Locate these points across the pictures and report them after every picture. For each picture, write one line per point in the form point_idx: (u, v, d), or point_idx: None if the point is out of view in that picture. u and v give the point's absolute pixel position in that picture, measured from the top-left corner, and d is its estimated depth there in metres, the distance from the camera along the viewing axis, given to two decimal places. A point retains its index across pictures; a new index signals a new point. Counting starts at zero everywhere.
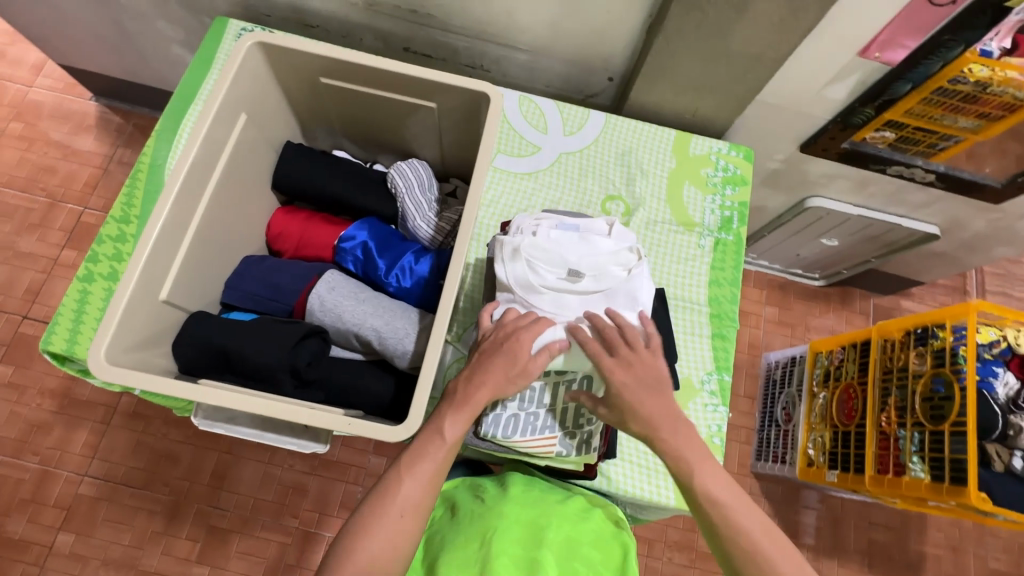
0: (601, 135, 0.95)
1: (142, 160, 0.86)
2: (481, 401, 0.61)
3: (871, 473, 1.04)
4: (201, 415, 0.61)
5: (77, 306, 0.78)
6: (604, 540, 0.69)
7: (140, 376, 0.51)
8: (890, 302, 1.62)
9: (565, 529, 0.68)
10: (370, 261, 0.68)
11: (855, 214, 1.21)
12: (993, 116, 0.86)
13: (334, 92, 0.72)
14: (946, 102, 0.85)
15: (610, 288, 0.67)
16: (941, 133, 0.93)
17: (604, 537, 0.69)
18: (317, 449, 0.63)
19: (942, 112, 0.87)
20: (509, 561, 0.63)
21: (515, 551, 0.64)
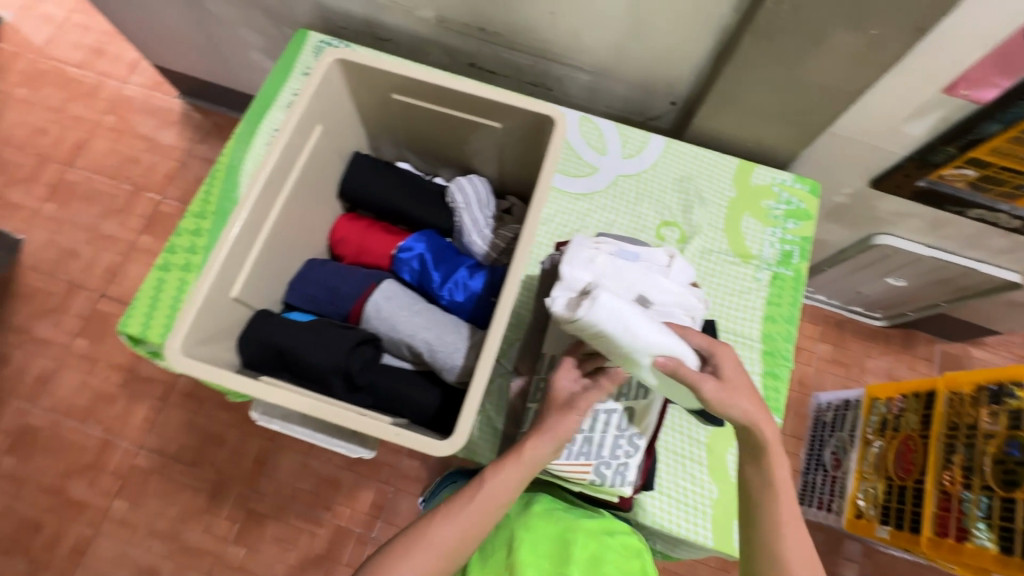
0: (660, 159, 0.94)
1: (220, 160, 0.92)
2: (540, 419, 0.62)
3: (928, 535, 0.97)
4: (260, 410, 0.64)
5: (154, 293, 0.84)
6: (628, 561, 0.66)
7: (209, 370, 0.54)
8: (959, 350, 1.51)
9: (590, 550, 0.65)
10: (425, 272, 0.70)
11: (927, 255, 1.14)
12: None
13: (404, 108, 0.75)
14: None
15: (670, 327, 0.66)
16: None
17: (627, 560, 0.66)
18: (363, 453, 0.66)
19: None
20: None
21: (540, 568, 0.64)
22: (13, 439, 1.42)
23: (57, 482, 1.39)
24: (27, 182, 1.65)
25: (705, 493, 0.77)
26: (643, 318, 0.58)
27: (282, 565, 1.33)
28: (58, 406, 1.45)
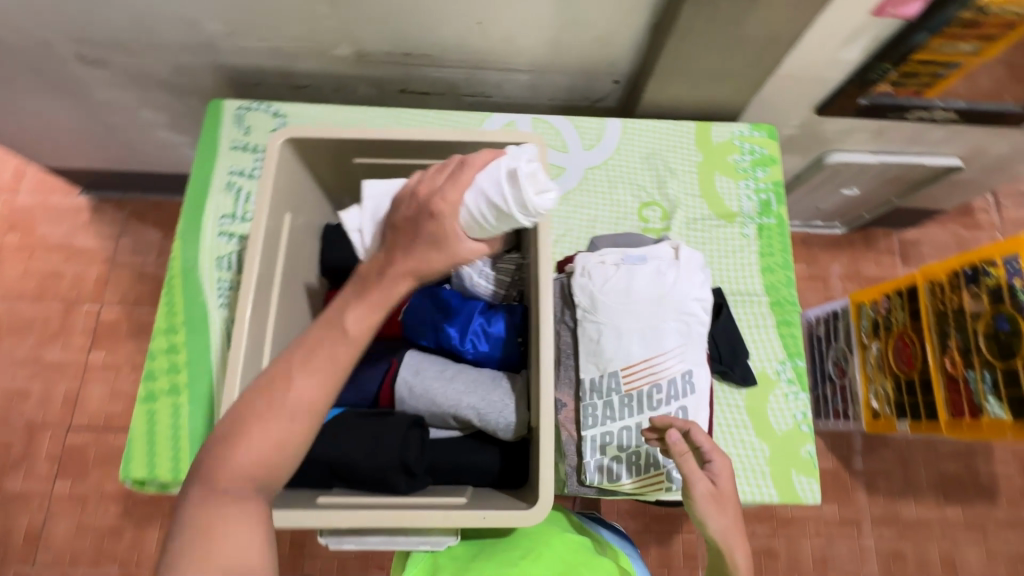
0: (622, 142, 0.94)
1: (173, 265, 0.85)
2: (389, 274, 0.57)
3: (946, 418, 1.05)
4: (329, 537, 0.57)
5: (148, 427, 0.78)
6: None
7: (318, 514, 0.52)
8: (913, 235, 1.62)
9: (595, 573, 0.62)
10: (441, 330, 0.67)
11: (875, 161, 1.20)
12: (997, 35, 0.83)
13: (367, 169, 0.71)
14: (948, 30, 0.80)
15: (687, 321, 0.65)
16: (942, 63, 0.89)
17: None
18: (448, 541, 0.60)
19: (943, 41, 0.83)
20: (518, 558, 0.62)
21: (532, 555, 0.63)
22: None
23: None
24: None
25: (759, 453, 0.79)
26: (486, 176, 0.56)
27: None
28: (61, 557, 1.34)
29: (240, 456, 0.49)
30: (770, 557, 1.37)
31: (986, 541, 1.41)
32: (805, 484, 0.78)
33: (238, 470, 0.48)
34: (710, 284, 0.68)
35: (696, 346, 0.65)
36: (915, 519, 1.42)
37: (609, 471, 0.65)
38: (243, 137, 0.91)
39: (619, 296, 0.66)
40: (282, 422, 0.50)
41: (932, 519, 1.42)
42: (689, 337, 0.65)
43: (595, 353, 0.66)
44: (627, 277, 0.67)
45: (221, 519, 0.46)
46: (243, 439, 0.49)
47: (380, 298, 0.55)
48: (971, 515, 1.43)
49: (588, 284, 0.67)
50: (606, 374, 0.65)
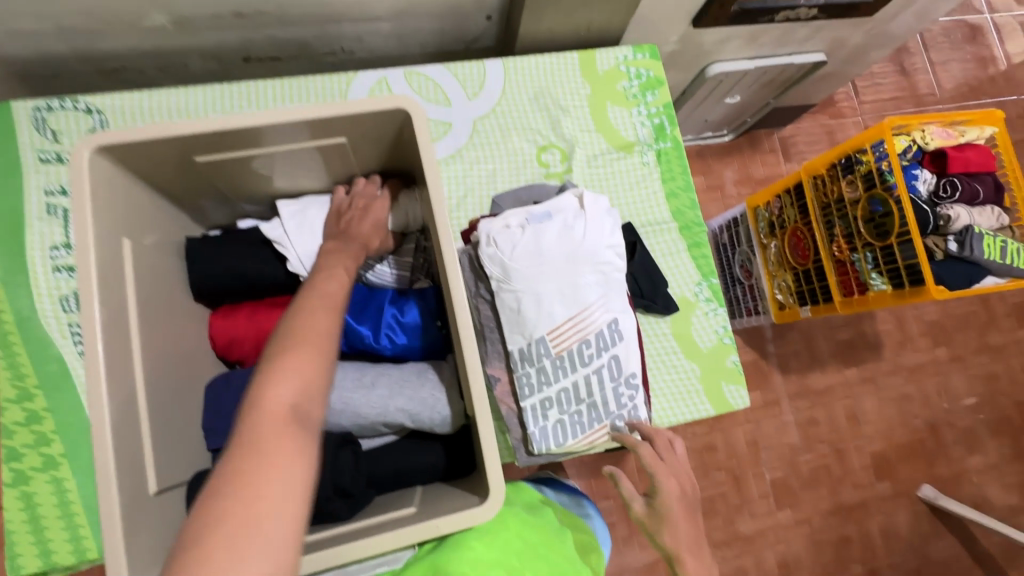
0: (507, 84, 0.87)
1: (3, 319, 0.69)
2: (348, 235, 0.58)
3: (839, 299, 1.15)
4: None
5: (27, 512, 0.66)
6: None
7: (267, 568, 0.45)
8: (791, 132, 1.72)
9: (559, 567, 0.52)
10: (350, 332, 0.60)
11: (752, 67, 1.23)
12: None
13: (216, 166, 0.59)
14: None
15: (602, 269, 0.64)
16: None
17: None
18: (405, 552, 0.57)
19: None
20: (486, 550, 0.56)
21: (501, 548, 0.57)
22: None
23: None
24: None
25: (690, 374, 0.83)
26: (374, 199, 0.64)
27: None
28: None
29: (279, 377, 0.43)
30: (712, 451, 1.50)
31: (878, 389, 1.64)
32: (734, 391, 0.83)
33: (285, 390, 0.42)
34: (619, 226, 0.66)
35: (617, 292, 0.66)
36: (824, 386, 1.61)
37: (555, 435, 0.64)
38: (53, 146, 0.73)
39: (531, 259, 0.63)
40: (313, 342, 0.45)
41: (835, 382, 1.62)
42: (608, 284, 0.65)
43: (518, 323, 0.63)
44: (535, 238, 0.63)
45: (270, 442, 0.39)
46: (281, 358, 0.43)
47: (353, 252, 0.56)
48: (865, 371, 1.64)
49: (497, 254, 0.63)
50: (534, 341, 0.63)
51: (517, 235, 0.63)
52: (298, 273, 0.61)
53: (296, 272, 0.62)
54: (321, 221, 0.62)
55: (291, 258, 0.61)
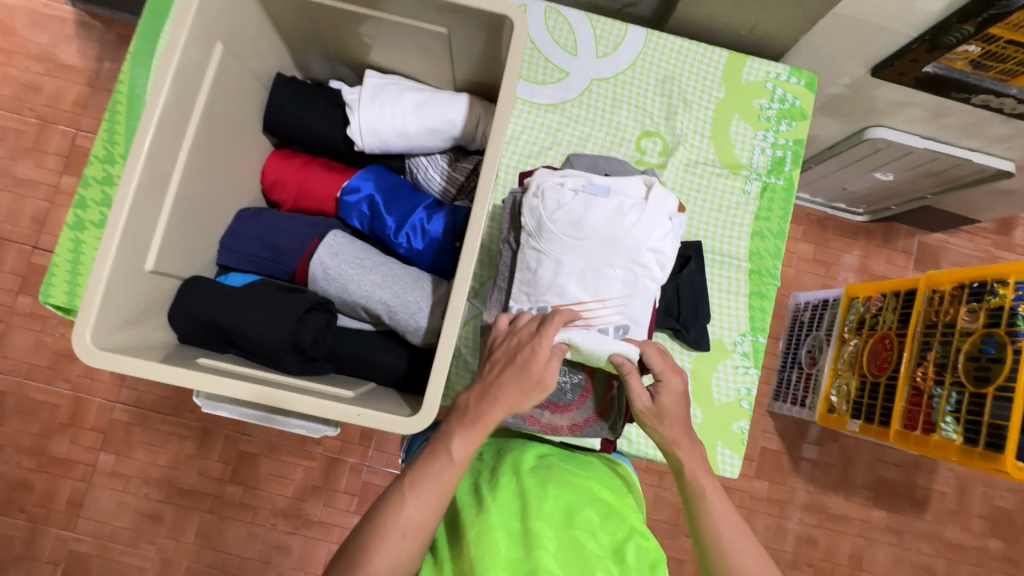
0: (640, 57, 0.82)
1: (119, 88, 0.76)
2: (493, 399, 0.53)
3: (896, 428, 1.01)
4: (204, 397, 0.60)
5: (72, 258, 0.73)
6: (610, 516, 0.57)
7: (203, 378, 0.48)
8: (937, 241, 1.51)
9: (564, 501, 0.57)
10: (377, 217, 0.61)
11: (921, 147, 1.07)
12: None
13: (326, 12, 0.60)
14: None
15: (634, 270, 0.61)
16: None
17: (603, 510, 0.57)
18: (325, 429, 0.62)
19: None
20: (503, 535, 0.53)
21: (511, 523, 0.54)
22: None
23: (36, 442, 1.32)
24: None
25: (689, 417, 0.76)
26: (437, 97, 0.63)
27: (282, 498, 1.32)
28: (17, 367, 1.33)
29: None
30: None
31: (899, 545, 1.45)
32: (726, 456, 0.76)
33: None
34: (673, 237, 0.62)
35: (640, 299, 0.61)
36: (842, 513, 1.45)
37: None
38: None
39: (570, 227, 0.60)
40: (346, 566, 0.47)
41: (856, 515, 1.45)
42: (630, 290, 0.61)
43: (529, 284, 0.61)
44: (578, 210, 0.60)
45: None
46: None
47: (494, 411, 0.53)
48: (894, 521, 1.45)
49: (539, 207, 0.61)
50: (535, 307, 0.61)
51: (567, 198, 0.60)
52: (355, 140, 0.62)
53: (353, 139, 0.63)
54: (393, 97, 0.62)
55: (353, 123, 0.62)
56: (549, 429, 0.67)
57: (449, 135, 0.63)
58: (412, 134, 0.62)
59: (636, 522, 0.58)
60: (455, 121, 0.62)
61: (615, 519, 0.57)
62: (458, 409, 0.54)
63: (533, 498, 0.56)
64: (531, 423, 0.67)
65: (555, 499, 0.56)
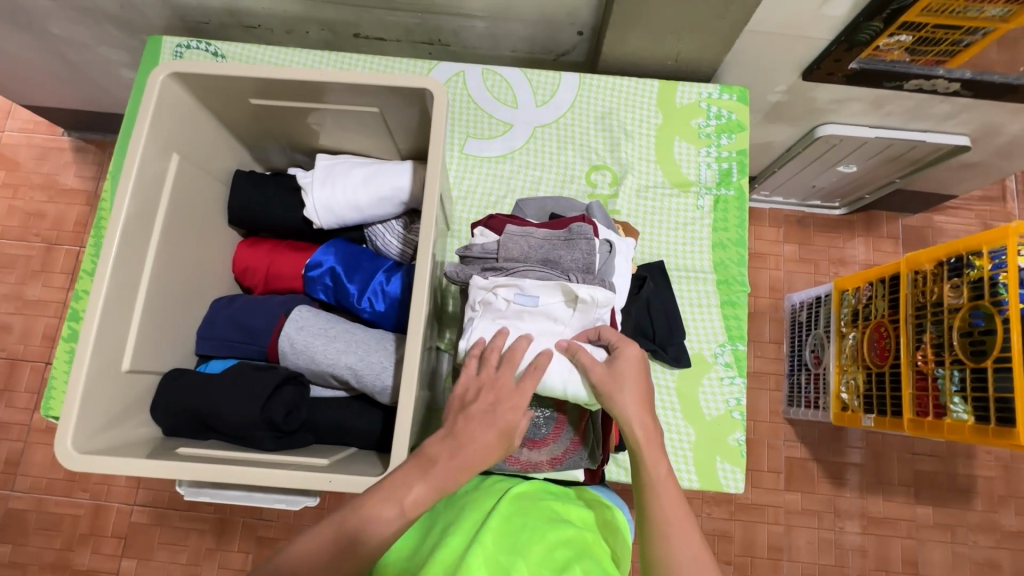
0: (577, 99, 0.87)
1: (103, 205, 0.83)
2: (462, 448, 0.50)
3: (909, 416, 0.99)
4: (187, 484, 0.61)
5: (69, 368, 0.78)
6: (587, 554, 0.52)
7: (179, 467, 0.50)
8: (921, 221, 1.51)
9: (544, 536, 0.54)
10: (341, 287, 0.64)
11: (872, 136, 1.10)
12: None
13: (271, 111, 0.66)
14: None
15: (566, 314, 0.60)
16: (966, 28, 0.82)
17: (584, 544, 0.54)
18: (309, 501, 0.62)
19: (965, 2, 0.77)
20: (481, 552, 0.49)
21: (492, 544, 0.51)
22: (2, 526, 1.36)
23: (60, 557, 1.34)
24: None
25: (683, 438, 0.75)
26: (383, 169, 0.67)
27: None
28: (37, 484, 1.37)
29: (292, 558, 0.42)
30: (725, 541, 1.34)
31: (954, 541, 1.36)
32: (727, 472, 0.74)
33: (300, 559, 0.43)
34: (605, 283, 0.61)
35: (585, 319, 0.60)
36: (885, 515, 1.37)
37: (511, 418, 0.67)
38: None
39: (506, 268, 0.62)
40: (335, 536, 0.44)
41: (901, 516, 1.37)
42: (577, 308, 0.60)
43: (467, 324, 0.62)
44: (513, 252, 0.62)
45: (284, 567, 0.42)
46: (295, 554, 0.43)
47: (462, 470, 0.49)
48: (943, 517, 1.37)
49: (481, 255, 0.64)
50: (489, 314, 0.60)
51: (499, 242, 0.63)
52: (313, 220, 0.67)
53: (311, 218, 0.67)
54: (344, 173, 0.67)
55: (309, 204, 0.66)
56: (530, 466, 0.67)
57: (398, 203, 0.67)
58: (364, 205, 0.66)
59: (609, 564, 0.53)
60: (403, 187, 0.66)
61: (588, 559, 0.51)
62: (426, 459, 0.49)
63: (512, 528, 0.54)
64: (510, 464, 0.67)
65: (532, 534, 0.54)
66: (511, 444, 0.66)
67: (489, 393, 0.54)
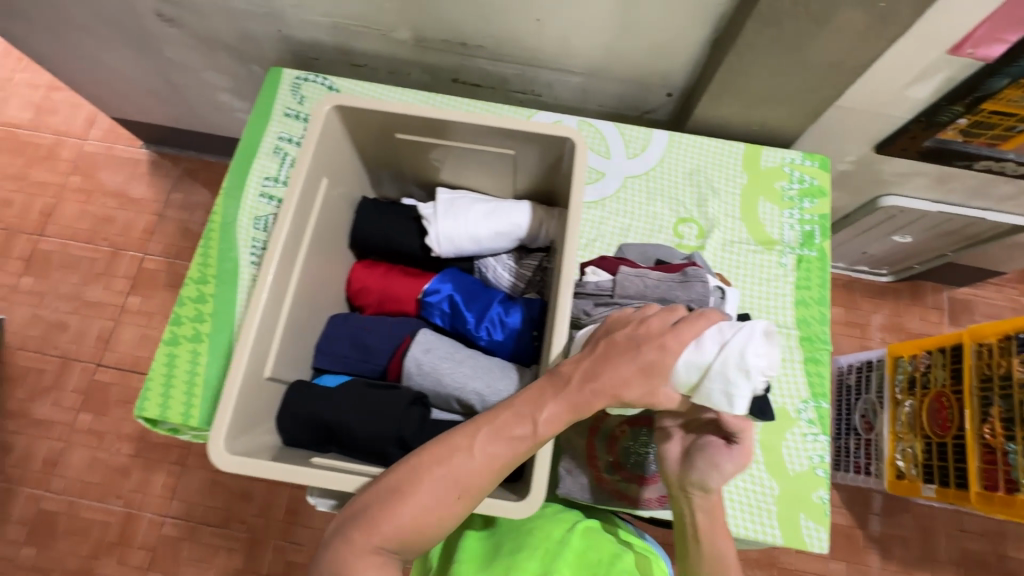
0: (667, 154, 0.92)
1: (213, 219, 0.87)
2: (598, 376, 0.53)
3: (976, 490, 0.98)
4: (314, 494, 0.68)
5: (166, 370, 0.80)
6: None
7: (322, 476, 0.52)
8: (966, 295, 1.53)
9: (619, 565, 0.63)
10: (458, 314, 0.67)
11: (933, 210, 1.14)
12: None
13: (406, 146, 0.71)
14: None
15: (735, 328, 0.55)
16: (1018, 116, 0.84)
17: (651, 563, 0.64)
18: None
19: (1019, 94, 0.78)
20: None
21: None
22: (31, 528, 1.34)
23: (84, 565, 1.31)
24: None
25: (767, 491, 0.76)
26: (502, 204, 0.71)
27: None
28: (71, 487, 1.36)
29: (401, 513, 0.48)
30: None
31: None
32: (812, 530, 0.74)
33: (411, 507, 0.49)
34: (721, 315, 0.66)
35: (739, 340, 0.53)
36: None
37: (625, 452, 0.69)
38: (296, 106, 0.94)
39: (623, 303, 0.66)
40: (444, 496, 0.49)
41: None
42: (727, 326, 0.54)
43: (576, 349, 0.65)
44: (631, 289, 0.66)
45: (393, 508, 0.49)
46: (404, 494, 0.49)
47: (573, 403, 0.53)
48: None
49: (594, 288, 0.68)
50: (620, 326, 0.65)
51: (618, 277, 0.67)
52: (433, 247, 0.70)
53: (431, 246, 0.70)
54: (465, 205, 0.71)
55: (432, 234, 0.70)
56: (639, 503, 0.68)
57: (513, 238, 0.71)
58: (483, 238, 0.70)
59: None
60: (521, 225, 0.70)
61: None
62: (559, 378, 0.54)
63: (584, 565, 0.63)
64: (621, 499, 0.68)
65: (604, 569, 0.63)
66: (619, 476, 0.68)
67: (639, 329, 0.55)
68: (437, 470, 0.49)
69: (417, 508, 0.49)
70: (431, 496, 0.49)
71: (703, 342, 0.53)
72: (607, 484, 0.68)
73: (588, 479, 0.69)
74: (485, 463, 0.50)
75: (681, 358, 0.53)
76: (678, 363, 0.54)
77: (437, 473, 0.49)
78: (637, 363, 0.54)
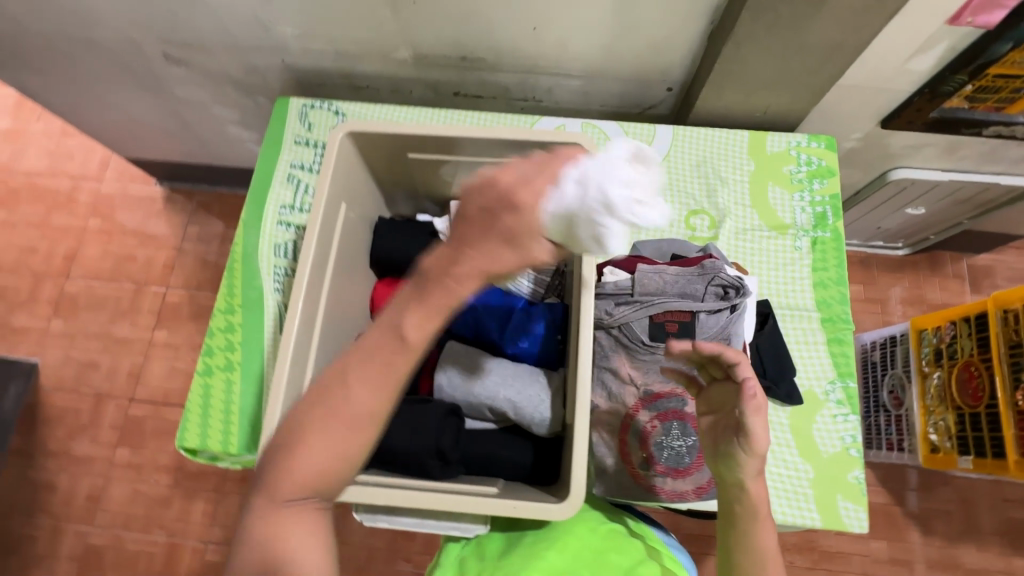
0: (672, 148, 0.93)
1: (234, 250, 0.90)
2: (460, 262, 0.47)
3: (1014, 458, 0.97)
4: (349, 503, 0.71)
5: (203, 400, 0.82)
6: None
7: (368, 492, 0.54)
8: (987, 261, 1.51)
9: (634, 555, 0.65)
10: (482, 324, 0.68)
11: (945, 179, 1.13)
12: None
13: (419, 164, 0.73)
14: None
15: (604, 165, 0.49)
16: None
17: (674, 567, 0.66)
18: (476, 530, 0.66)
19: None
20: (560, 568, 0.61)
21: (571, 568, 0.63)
22: (80, 563, 1.38)
23: None
24: (29, 304, 1.58)
25: (801, 475, 0.76)
26: None
27: None
28: (115, 520, 1.40)
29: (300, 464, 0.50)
30: None
31: None
32: (850, 511, 0.74)
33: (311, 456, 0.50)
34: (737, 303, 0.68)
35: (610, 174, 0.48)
36: (979, 567, 1.31)
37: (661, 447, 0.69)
38: (306, 133, 0.97)
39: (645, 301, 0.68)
40: (338, 436, 0.49)
41: (996, 568, 1.31)
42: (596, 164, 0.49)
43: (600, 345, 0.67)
44: (650, 287, 0.68)
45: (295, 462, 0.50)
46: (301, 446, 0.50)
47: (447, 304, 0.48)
48: None
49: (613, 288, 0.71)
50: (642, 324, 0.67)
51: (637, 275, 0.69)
52: (452, 261, 0.72)
53: (451, 260, 0.72)
54: None
55: (451, 248, 0.71)
56: (676, 496, 0.69)
57: None
58: None
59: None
60: None
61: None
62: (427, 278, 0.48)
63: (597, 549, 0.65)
64: (658, 494, 0.69)
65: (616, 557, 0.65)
66: (657, 472, 0.69)
67: (486, 193, 0.47)
68: (323, 413, 0.50)
69: (315, 452, 0.50)
70: (322, 436, 0.50)
71: (562, 183, 0.47)
72: (644, 480, 0.69)
73: (624, 477, 0.70)
74: (366, 392, 0.49)
75: (545, 205, 0.46)
76: (545, 212, 0.46)
77: (323, 418, 0.49)
78: (497, 234, 0.47)
